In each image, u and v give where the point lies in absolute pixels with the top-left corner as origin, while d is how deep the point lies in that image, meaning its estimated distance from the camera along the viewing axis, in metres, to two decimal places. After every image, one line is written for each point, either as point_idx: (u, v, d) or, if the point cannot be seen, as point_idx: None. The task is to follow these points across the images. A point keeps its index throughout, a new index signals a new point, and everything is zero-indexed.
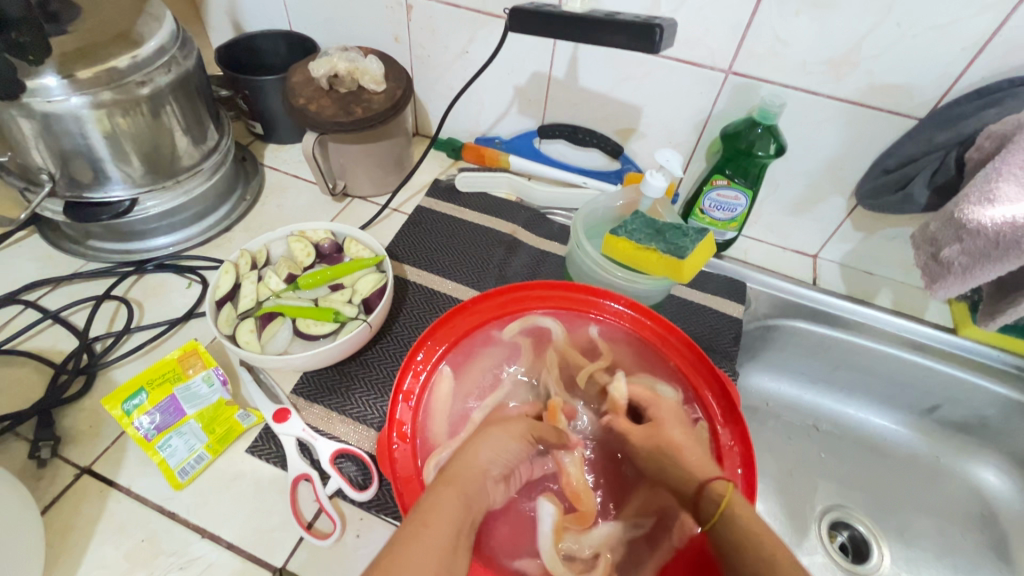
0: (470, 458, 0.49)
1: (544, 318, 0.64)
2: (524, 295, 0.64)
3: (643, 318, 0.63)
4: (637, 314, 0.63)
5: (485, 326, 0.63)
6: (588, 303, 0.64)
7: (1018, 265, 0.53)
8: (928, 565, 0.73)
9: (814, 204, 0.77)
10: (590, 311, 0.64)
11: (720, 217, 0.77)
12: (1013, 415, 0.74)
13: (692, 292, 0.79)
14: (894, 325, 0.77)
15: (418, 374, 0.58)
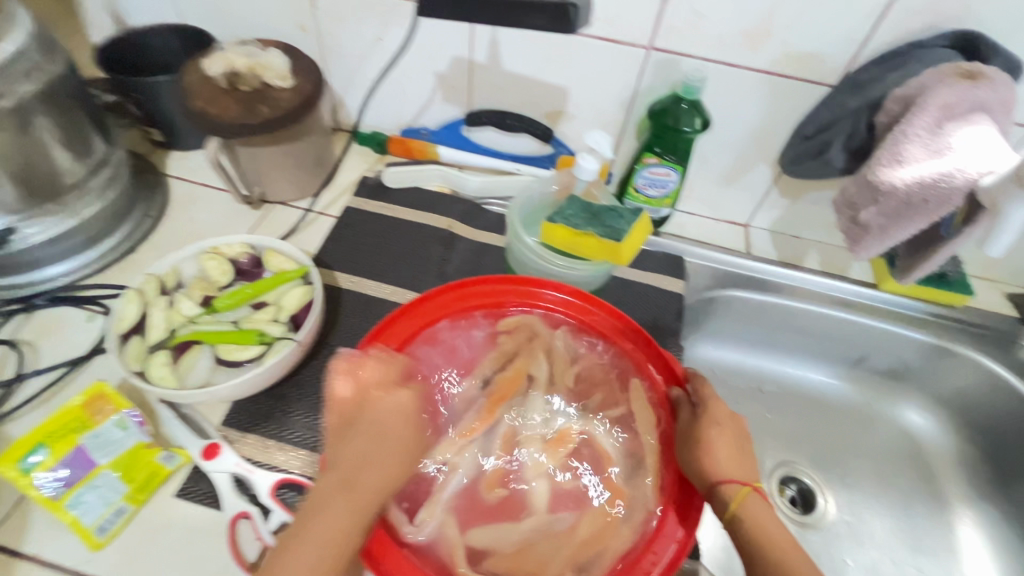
0: (357, 465, 0.47)
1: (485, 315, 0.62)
2: (465, 293, 0.62)
3: (583, 302, 0.63)
4: (578, 299, 0.63)
5: (425, 328, 0.59)
6: (530, 293, 0.63)
7: (928, 222, 0.56)
8: (868, 506, 0.78)
9: (742, 174, 0.79)
10: (532, 302, 0.63)
11: (654, 195, 0.77)
12: (931, 358, 0.79)
13: (634, 272, 0.79)
14: (824, 286, 0.81)
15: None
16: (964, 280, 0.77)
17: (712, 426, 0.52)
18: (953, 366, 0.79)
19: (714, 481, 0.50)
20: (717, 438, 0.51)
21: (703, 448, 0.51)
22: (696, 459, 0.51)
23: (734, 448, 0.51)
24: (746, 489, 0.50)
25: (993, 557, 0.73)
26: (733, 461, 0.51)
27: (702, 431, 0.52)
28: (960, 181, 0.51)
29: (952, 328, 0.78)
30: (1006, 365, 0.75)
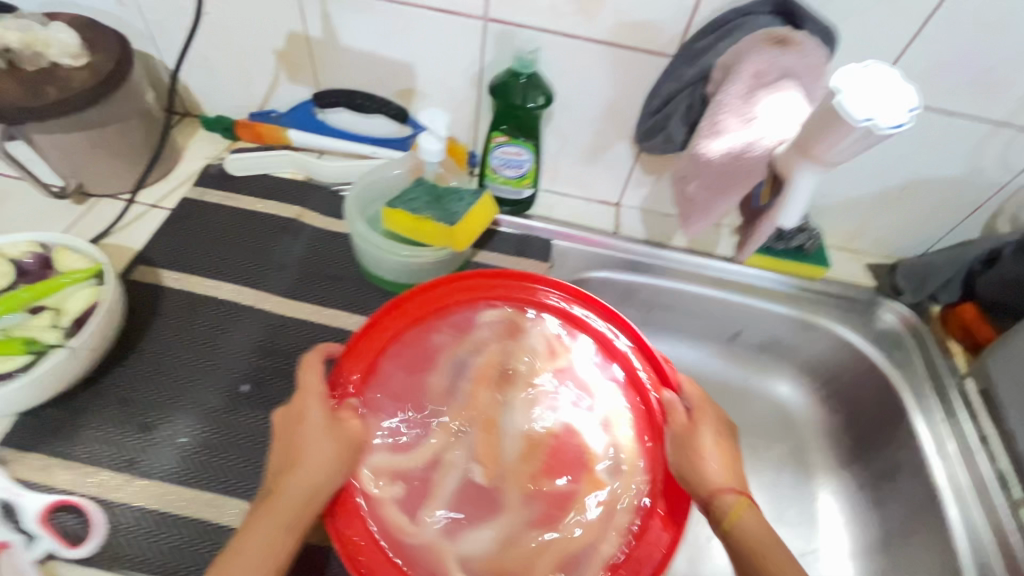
0: (293, 485, 0.45)
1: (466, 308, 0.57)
2: (479, 282, 0.57)
3: (577, 299, 0.58)
4: (569, 297, 0.59)
5: (455, 312, 0.56)
6: (524, 288, 0.58)
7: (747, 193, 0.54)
8: None
9: (604, 152, 0.77)
10: (520, 298, 0.58)
11: (511, 175, 0.74)
12: (796, 331, 0.79)
13: (494, 256, 0.78)
14: (687, 262, 0.80)
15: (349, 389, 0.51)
16: (822, 253, 0.78)
17: (705, 428, 0.50)
18: (816, 338, 0.79)
19: (718, 485, 0.48)
20: (706, 443, 0.50)
21: (700, 453, 0.49)
22: (697, 462, 0.49)
23: (727, 457, 0.50)
24: (741, 498, 0.48)
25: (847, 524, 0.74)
26: (727, 467, 0.50)
27: (698, 435, 0.50)
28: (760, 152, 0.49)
29: (813, 301, 0.79)
30: (862, 335, 0.76)
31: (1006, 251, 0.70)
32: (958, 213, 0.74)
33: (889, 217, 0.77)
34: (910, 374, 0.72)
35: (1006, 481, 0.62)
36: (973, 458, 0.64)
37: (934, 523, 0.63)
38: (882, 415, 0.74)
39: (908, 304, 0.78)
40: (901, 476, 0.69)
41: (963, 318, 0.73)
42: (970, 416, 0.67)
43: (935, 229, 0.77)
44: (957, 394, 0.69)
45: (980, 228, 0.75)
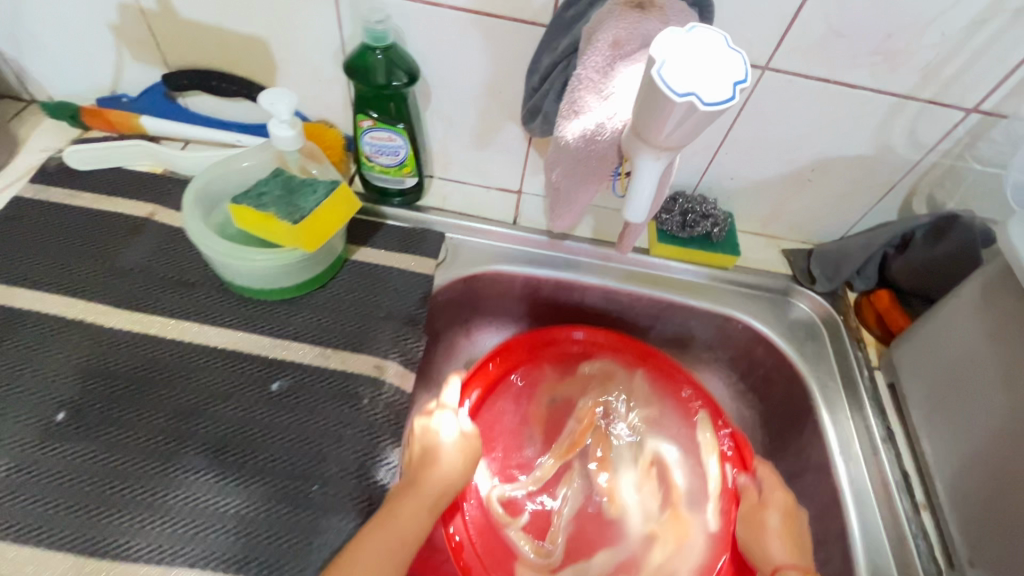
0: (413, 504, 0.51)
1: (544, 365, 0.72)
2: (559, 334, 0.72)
3: (597, 339, 0.72)
4: (592, 341, 0.72)
5: (522, 369, 0.71)
6: (559, 343, 0.72)
7: (609, 177, 0.48)
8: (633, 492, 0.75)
9: (493, 135, 0.70)
10: (596, 350, 0.72)
11: (388, 163, 0.67)
12: (710, 324, 0.74)
13: (377, 253, 0.69)
14: (590, 258, 0.74)
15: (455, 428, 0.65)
16: (733, 239, 0.72)
17: (770, 511, 0.59)
18: (728, 331, 0.73)
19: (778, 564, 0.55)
20: (774, 529, 0.58)
21: (765, 532, 0.58)
22: (762, 545, 0.57)
23: (790, 539, 0.57)
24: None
25: None
26: (792, 552, 0.56)
27: (766, 517, 0.59)
28: (609, 136, 0.43)
29: (723, 291, 0.73)
30: (774, 326, 0.71)
31: (918, 235, 0.66)
32: (873, 194, 0.69)
33: (802, 201, 0.71)
34: (822, 368, 0.68)
35: (908, 483, 0.58)
36: (876, 458, 0.60)
37: (835, 528, 0.59)
38: (792, 412, 0.69)
39: (823, 293, 0.72)
40: (808, 477, 0.64)
41: (878, 305, 0.69)
42: (878, 413, 0.63)
43: (851, 212, 0.72)
44: (866, 388, 0.65)
45: (897, 209, 0.70)
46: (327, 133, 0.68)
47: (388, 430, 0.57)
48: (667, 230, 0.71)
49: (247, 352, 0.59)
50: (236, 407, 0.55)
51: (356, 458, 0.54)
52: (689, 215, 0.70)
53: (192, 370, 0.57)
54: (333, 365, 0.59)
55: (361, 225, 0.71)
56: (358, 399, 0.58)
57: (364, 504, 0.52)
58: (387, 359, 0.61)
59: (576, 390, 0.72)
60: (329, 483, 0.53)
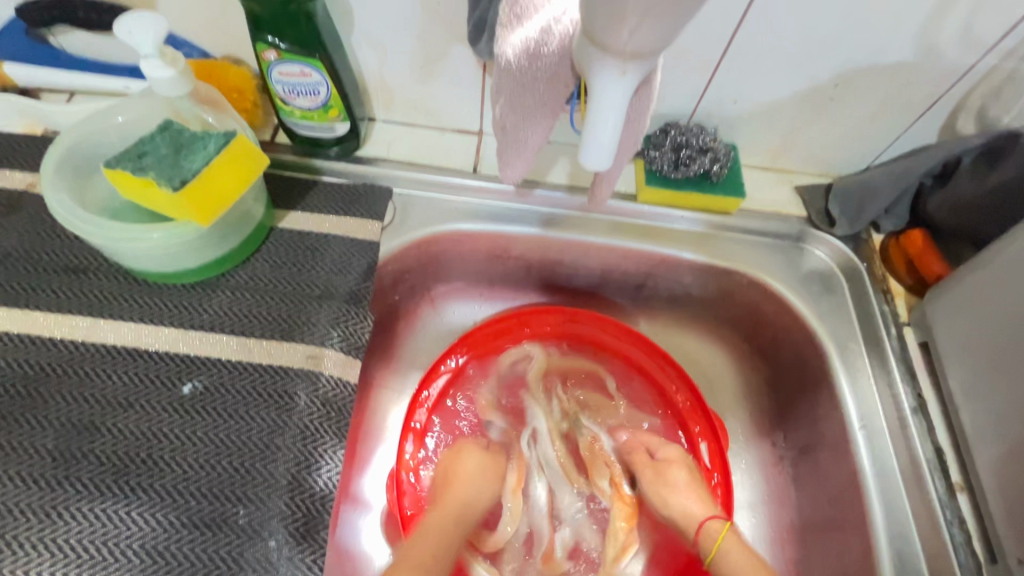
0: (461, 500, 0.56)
1: (505, 353, 0.66)
2: (530, 317, 0.65)
3: (566, 322, 0.65)
4: (561, 327, 0.66)
5: (476, 358, 0.65)
6: (523, 326, 0.65)
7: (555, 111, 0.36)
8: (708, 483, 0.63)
9: (439, 63, 0.56)
10: (561, 333, 0.66)
11: (309, 106, 0.54)
12: (709, 281, 0.63)
13: (308, 218, 0.58)
14: (567, 209, 0.62)
15: (416, 432, 0.60)
16: (736, 178, 0.60)
17: (674, 468, 0.59)
18: (732, 288, 0.62)
19: (700, 517, 0.55)
20: (681, 483, 0.57)
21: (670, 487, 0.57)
22: (675, 504, 0.56)
23: (699, 489, 0.57)
24: (726, 525, 0.54)
25: (757, 505, 0.61)
26: (705, 503, 0.56)
27: (670, 470, 0.58)
28: (556, 48, 0.31)
29: (726, 241, 0.62)
30: (786, 280, 0.60)
31: (965, 162, 0.54)
32: (909, 113, 0.56)
33: (821, 125, 0.58)
34: (841, 327, 0.58)
35: (942, 461, 0.50)
36: (905, 433, 0.52)
37: (854, 514, 0.52)
38: (803, 377, 0.59)
39: (844, 237, 0.61)
40: (823, 453, 0.56)
41: (909, 248, 0.57)
42: (907, 378, 0.54)
43: (881, 137, 0.59)
44: (893, 349, 0.56)
45: (938, 129, 0.58)
46: (230, 71, 0.55)
47: (328, 431, 0.48)
48: (657, 170, 0.59)
49: (153, 350, 0.49)
50: (141, 419, 0.47)
51: (288, 470, 0.46)
52: (683, 151, 0.57)
53: (86, 377, 0.48)
54: (258, 359, 0.50)
55: (292, 184, 0.60)
56: (290, 399, 0.49)
57: (299, 523, 0.45)
58: (324, 348, 0.51)
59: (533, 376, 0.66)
60: (256, 503, 0.45)
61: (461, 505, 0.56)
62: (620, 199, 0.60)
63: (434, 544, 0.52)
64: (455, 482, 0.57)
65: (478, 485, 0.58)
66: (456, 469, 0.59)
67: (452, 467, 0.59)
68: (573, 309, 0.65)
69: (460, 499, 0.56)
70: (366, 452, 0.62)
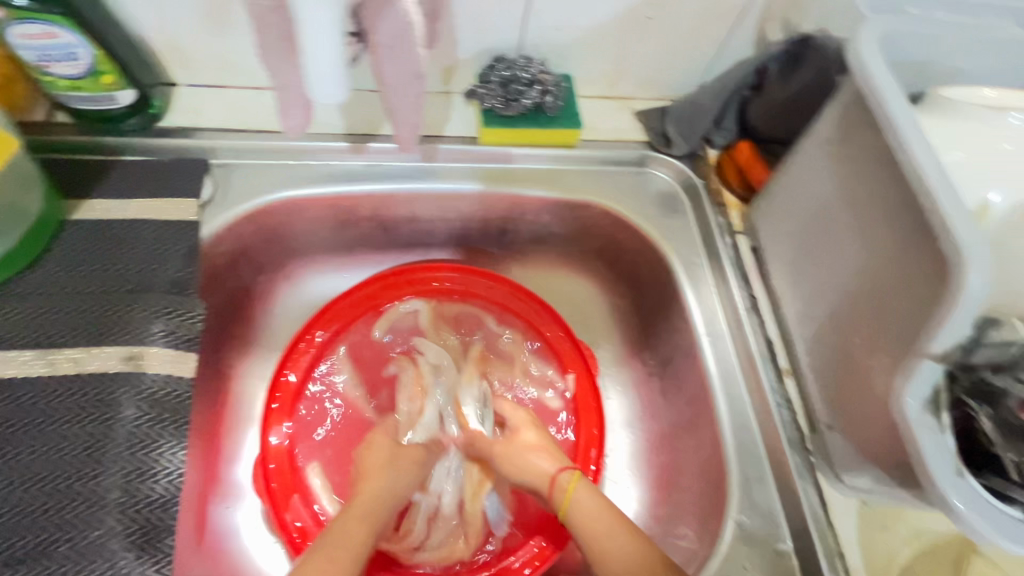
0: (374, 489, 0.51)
1: (377, 320, 0.63)
2: (398, 279, 0.64)
3: (439, 278, 0.64)
4: (432, 285, 0.64)
5: (346, 329, 0.62)
6: (391, 287, 0.63)
7: None
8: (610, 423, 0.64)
9: (227, 10, 0.50)
10: (429, 290, 0.64)
11: (74, 74, 0.47)
12: (563, 216, 0.63)
13: (111, 206, 0.51)
14: (409, 160, 0.59)
15: (283, 418, 0.57)
16: (573, 108, 0.59)
17: (527, 430, 0.55)
18: (586, 220, 0.63)
19: (551, 472, 0.53)
20: (530, 444, 0.54)
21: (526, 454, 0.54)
22: (527, 463, 0.53)
23: (549, 445, 0.54)
24: (575, 476, 0.52)
25: (632, 423, 0.65)
26: (555, 457, 0.54)
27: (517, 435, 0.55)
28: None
29: (574, 174, 0.62)
30: (632, 205, 0.62)
31: (771, 69, 0.56)
32: (723, 26, 0.58)
33: (644, 46, 0.59)
34: (684, 243, 0.61)
35: (772, 352, 0.54)
36: (741, 331, 0.56)
37: (705, 414, 0.55)
38: (658, 295, 0.62)
39: (682, 157, 0.63)
40: (680, 363, 0.60)
41: (738, 159, 0.60)
42: (741, 281, 0.57)
43: (701, 53, 0.61)
44: (729, 256, 0.59)
45: (752, 42, 0.60)
46: None
47: (163, 434, 0.45)
48: (490, 107, 0.57)
49: None
50: None
51: (117, 482, 0.42)
52: (511, 85, 0.56)
53: None
54: (64, 370, 0.44)
55: (85, 169, 0.52)
56: (112, 407, 0.44)
57: (137, 535, 0.41)
58: (146, 345, 0.46)
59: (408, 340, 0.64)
60: (83, 523, 0.41)
61: (373, 500, 0.50)
62: (458, 142, 0.58)
63: (357, 532, 0.47)
64: (365, 477, 0.51)
65: (390, 476, 0.52)
66: (363, 462, 0.52)
67: (360, 463, 0.53)
68: (444, 265, 0.65)
69: (372, 493, 0.50)
70: (234, 448, 0.57)
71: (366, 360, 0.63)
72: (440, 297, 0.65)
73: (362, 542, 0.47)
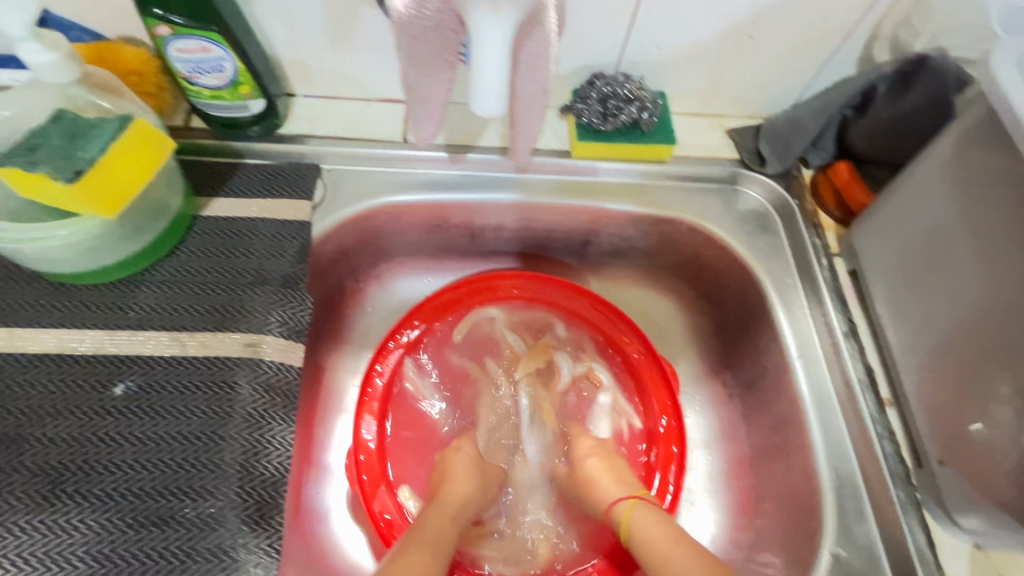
0: (455, 492, 0.54)
1: (461, 323, 0.65)
2: (481, 286, 0.65)
3: (523, 286, 0.65)
4: (516, 292, 0.66)
5: (432, 330, 0.65)
6: (475, 292, 0.65)
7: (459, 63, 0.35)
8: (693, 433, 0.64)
9: (350, 28, 0.53)
10: (511, 296, 0.66)
11: (216, 84, 0.51)
12: (649, 231, 0.63)
13: (236, 204, 0.55)
14: (503, 172, 0.61)
15: (373, 413, 0.59)
16: (666, 125, 0.60)
17: (594, 459, 0.58)
18: (672, 236, 0.63)
19: (609, 501, 0.54)
20: (595, 471, 0.57)
21: (592, 479, 0.56)
22: (591, 491, 0.56)
23: (613, 474, 0.56)
24: (631, 502, 0.53)
25: (711, 443, 0.63)
26: (623, 485, 0.55)
27: (584, 462, 0.58)
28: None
29: (663, 190, 0.63)
30: (722, 223, 0.61)
31: (880, 90, 0.55)
32: (827, 45, 0.57)
33: (744, 65, 0.58)
34: (776, 263, 0.59)
35: (872, 380, 0.53)
36: (838, 357, 0.54)
37: (796, 439, 0.54)
38: (744, 315, 0.61)
39: (775, 176, 0.62)
40: (767, 385, 0.58)
41: (835, 181, 0.59)
42: (838, 305, 0.56)
43: (803, 73, 0.60)
44: (825, 279, 0.57)
45: (856, 60, 0.58)
46: (124, 51, 0.51)
47: (275, 417, 0.48)
48: (587, 123, 0.59)
49: (79, 353, 0.47)
50: (72, 425, 0.45)
51: (236, 459, 0.45)
52: (609, 101, 0.57)
53: (10, 388, 0.45)
54: (194, 352, 0.48)
55: (212, 171, 0.57)
56: (232, 389, 0.48)
57: (252, 509, 0.44)
58: (263, 334, 0.50)
59: (488, 342, 0.67)
60: (206, 495, 0.44)
61: (456, 504, 0.53)
62: (553, 155, 0.60)
63: (434, 533, 0.49)
64: (452, 482, 0.55)
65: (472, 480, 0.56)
66: (450, 468, 0.56)
67: (446, 466, 0.57)
68: (525, 273, 0.65)
69: (456, 499, 0.54)
70: (325, 438, 0.61)
71: (446, 360, 0.66)
72: (522, 305, 0.66)
73: (447, 539, 0.50)
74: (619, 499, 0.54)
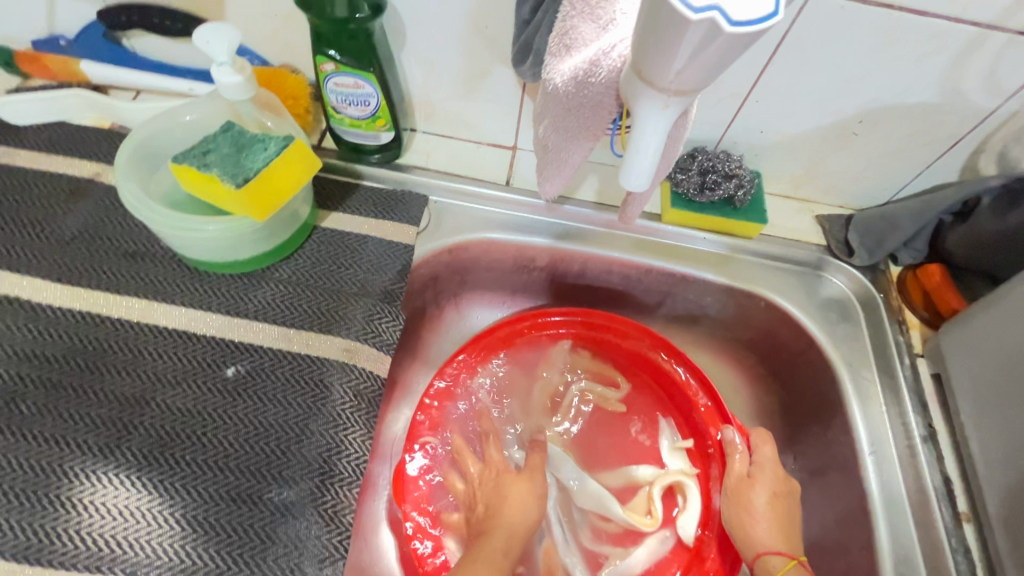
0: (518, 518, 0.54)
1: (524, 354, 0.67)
2: (550, 322, 0.67)
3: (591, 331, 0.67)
4: (581, 331, 0.67)
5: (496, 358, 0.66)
6: (542, 325, 0.67)
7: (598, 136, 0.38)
8: None
9: (482, 80, 0.59)
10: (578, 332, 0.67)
11: (359, 115, 0.58)
12: (728, 303, 0.65)
13: (352, 220, 0.61)
14: (594, 225, 0.65)
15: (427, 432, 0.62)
16: (759, 204, 0.62)
17: (765, 461, 0.57)
18: (750, 310, 0.64)
19: (763, 551, 0.53)
20: (761, 509, 0.55)
21: (750, 514, 0.55)
22: (744, 523, 0.55)
23: (776, 520, 0.54)
24: (792, 561, 0.52)
25: None
26: (778, 534, 0.54)
27: (754, 494, 0.55)
28: (604, 80, 0.33)
29: (745, 264, 0.64)
30: (804, 305, 0.62)
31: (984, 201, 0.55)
32: (933, 151, 0.58)
33: (845, 159, 0.60)
34: (855, 353, 0.60)
35: (950, 491, 0.51)
36: (915, 461, 0.53)
37: (861, 537, 0.53)
38: (816, 402, 0.61)
39: (862, 267, 0.63)
40: (834, 475, 0.57)
41: (925, 282, 0.59)
42: (918, 408, 0.55)
43: (903, 173, 0.61)
44: (907, 379, 0.57)
45: (959, 168, 0.59)
46: (288, 80, 0.59)
47: (358, 421, 0.51)
48: (683, 192, 0.61)
49: (204, 334, 0.52)
50: (188, 397, 0.49)
51: (319, 455, 0.48)
52: (709, 175, 0.60)
53: (141, 354, 0.51)
54: (299, 350, 0.53)
55: (336, 187, 0.63)
56: (325, 389, 0.51)
57: (328, 506, 0.47)
58: (360, 341, 0.54)
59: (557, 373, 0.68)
60: (290, 483, 0.47)
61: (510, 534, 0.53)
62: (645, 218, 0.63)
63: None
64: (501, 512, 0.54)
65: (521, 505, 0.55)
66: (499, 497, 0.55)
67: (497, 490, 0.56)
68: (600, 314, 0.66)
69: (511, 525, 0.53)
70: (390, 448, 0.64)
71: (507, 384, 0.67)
72: (592, 348, 0.68)
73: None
74: (779, 556, 0.52)
